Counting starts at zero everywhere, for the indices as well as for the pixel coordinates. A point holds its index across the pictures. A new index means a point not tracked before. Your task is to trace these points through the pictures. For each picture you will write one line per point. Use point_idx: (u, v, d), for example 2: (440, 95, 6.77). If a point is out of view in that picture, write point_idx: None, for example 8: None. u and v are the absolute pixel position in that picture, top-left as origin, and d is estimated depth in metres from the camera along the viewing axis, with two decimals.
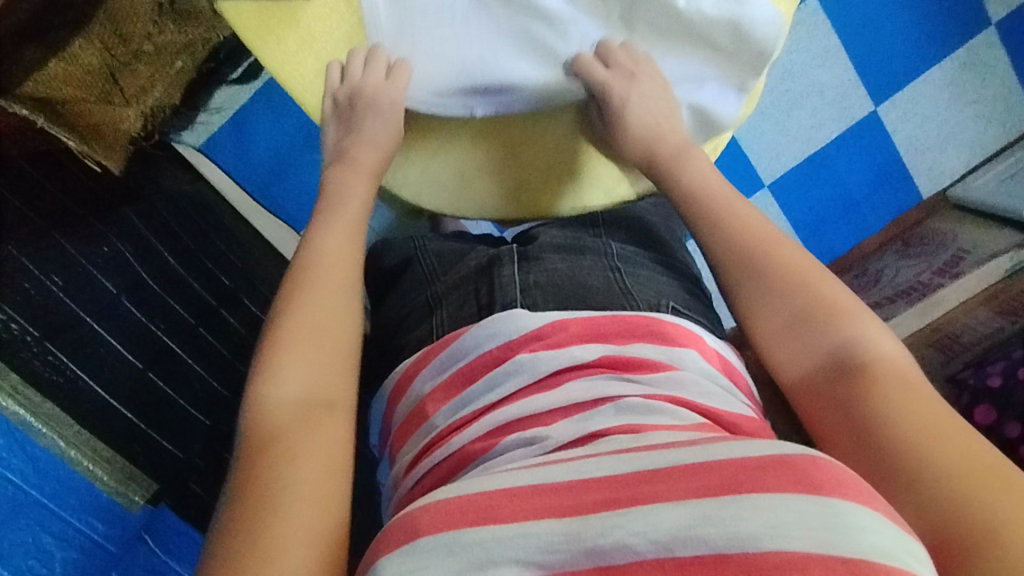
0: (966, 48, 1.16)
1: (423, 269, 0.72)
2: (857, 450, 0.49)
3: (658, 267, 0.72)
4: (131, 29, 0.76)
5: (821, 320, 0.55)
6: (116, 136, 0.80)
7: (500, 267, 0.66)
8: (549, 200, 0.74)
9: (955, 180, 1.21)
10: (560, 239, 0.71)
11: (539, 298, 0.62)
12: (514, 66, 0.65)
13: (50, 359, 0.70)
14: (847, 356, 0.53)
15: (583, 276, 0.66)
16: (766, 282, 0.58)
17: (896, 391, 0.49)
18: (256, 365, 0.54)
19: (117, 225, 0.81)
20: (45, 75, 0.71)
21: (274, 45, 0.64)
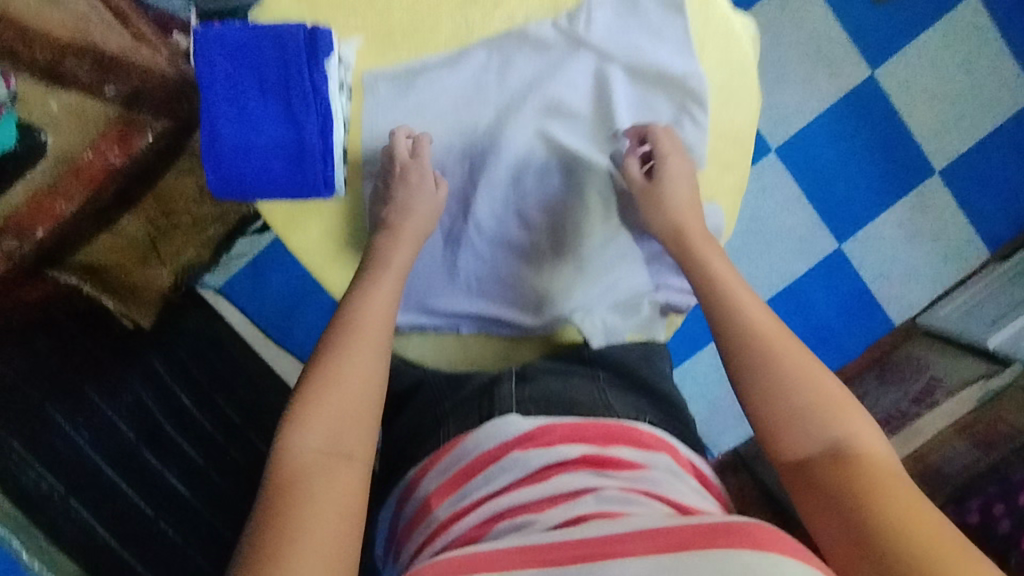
0: (915, 193, 1.27)
1: (432, 388, 0.70)
2: (830, 514, 0.53)
3: (658, 384, 0.69)
4: (174, 206, 0.86)
5: (808, 414, 0.57)
6: (148, 292, 0.91)
7: (499, 386, 0.66)
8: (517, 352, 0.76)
9: (923, 308, 1.31)
10: (554, 361, 0.70)
11: (533, 407, 0.63)
12: (492, 290, 0.74)
13: (79, 517, 0.69)
14: (839, 444, 0.56)
15: (572, 391, 0.65)
16: (782, 374, 0.58)
17: (875, 480, 0.53)
18: (286, 416, 0.57)
19: (139, 373, 0.87)
20: (96, 247, 0.81)
21: (300, 233, 0.73)
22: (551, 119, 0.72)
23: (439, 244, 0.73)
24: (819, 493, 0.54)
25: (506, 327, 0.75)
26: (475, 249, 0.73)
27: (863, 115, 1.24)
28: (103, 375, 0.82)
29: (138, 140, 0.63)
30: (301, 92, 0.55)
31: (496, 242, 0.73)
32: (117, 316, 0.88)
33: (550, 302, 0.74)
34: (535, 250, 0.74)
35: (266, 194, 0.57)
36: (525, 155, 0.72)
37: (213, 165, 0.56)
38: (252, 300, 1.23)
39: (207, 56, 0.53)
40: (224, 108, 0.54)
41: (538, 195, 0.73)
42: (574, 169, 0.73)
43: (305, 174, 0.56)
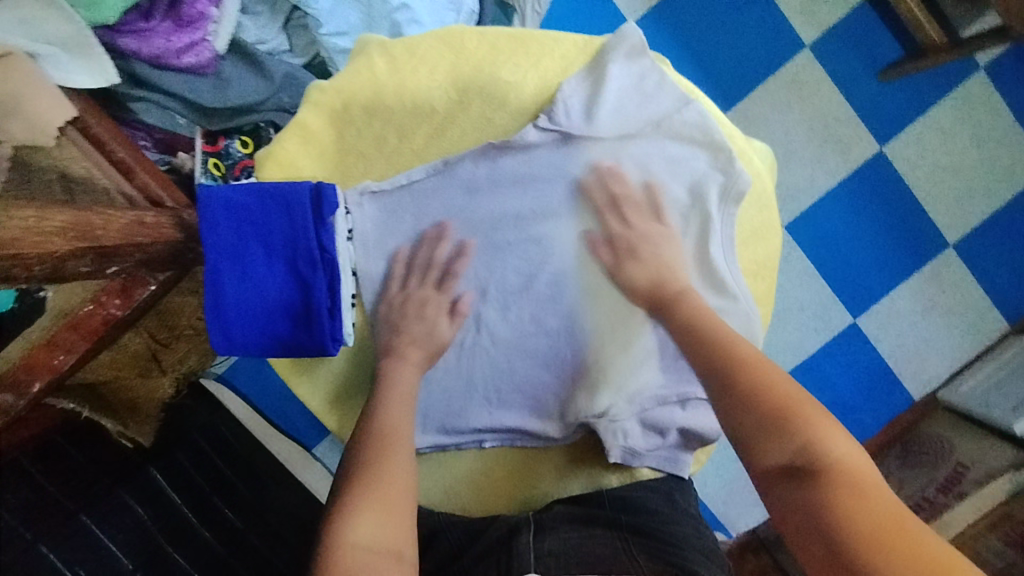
0: (931, 266, 1.25)
1: (452, 541, 0.63)
2: (814, 544, 0.45)
3: (686, 538, 0.61)
4: (176, 319, 0.83)
5: (780, 412, 0.51)
6: (148, 405, 0.87)
7: (517, 539, 0.59)
8: (527, 495, 0.68)
9: (943, 382, 1.28)
10: (572, 510, 0.64)
11: (554, 562, 0.54)
12: (509, 398, 0.67)
13: None
14: (802, 447, 0.49)
15: (594, 546, 0.58)
16: (737, 403, 0.53)
17: (843, 492, 0.45)
18: (329, 516, 0.51)
19: (136, 486, 0.85)
20: (96, 364, 0.78)
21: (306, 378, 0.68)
22: (567, 219, 0.66)
23: (453, 356, 0.67)
24: (793, 512, 0.47)
25: (522, 440, 0.68)
26: (489, 357, 0.67)
27: (875, 191, 1.22)
28: (98, 499, 0.81)
29: (140, 292, 0.58)
30: (307, 253, 0.57)
31: (511, 347, 0.67)
32: (117, 437, 0.84)
33: (571, 405, 0.66)
34: (552, 352, 0.67)
35: (267, 347, 0.58)
36: (543, 256, 0.66)
37: (216, 324, 0.56)
38: (257, 387, 1.21)
39: (214, 223, 0.54)
40: (231, 272, 0.55)
41: (554, 291, 0.67)
42: (598, 271, 0.66)
43: (310, 333, 0.58)
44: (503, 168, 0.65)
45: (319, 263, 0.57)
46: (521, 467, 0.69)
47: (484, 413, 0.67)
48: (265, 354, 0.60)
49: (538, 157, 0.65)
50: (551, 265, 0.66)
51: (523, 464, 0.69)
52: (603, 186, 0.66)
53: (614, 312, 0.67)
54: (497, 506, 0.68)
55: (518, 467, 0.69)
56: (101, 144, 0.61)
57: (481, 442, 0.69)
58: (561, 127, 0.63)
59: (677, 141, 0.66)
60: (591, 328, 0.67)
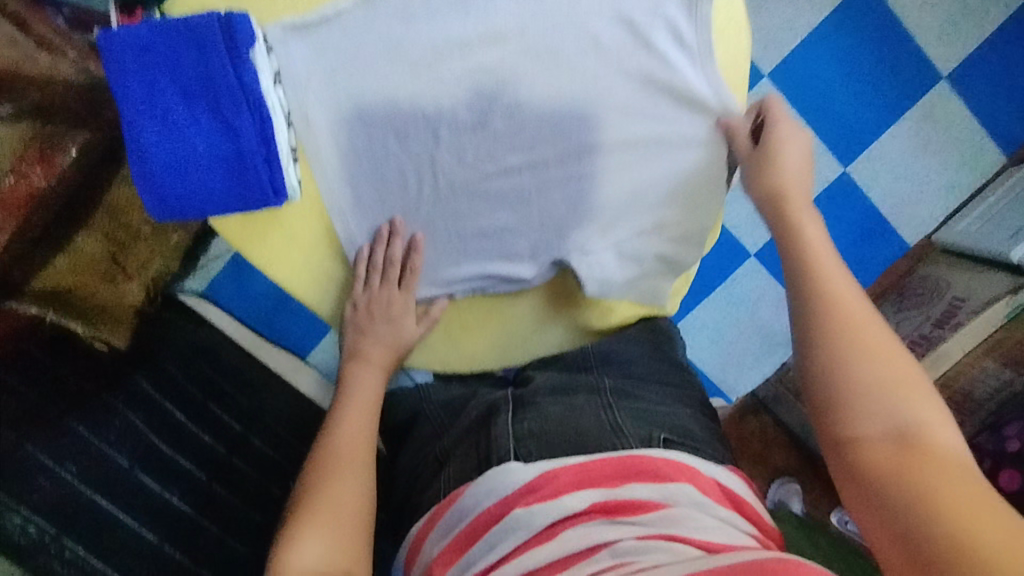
0: (924, 102, 1.19)
1: (432, 424, 0.68)
2: (876, 513, 0.48)
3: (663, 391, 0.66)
4: (129, 218, 0.82)
5: (889, 388, 0.52)
6: (120, 312, 0.86)
7: (495, 419, 0.61)
8: (505, 343, 0.72)
9: (940, 224, 1.24)
10: (554, 380, 0.66)
11: (533, 446, 0.56)
12: (476, 245, 0.66)
13: (70, 555, 0.65)
14: (905, 429, 0.51)
15: (575, 416, 0.60)
16: (844, 361, 0.54)
17: (929, 469, 0.48)
18: (278, 538, 0.55)
19: (125, 395, 0.82)
20: (54, 269, 0.75)
21: (257, 245, 0.62)
22: (517, 41, 0.58)
23: (412, 204, 0.64)
24: (872, 477, 0.50)
25: (496, 287, 0.68)
26: (449, 204, 0.64)
27: (860, 26, 1.15)
28: (84, 405, 0.77)
29: (61, 157, 0.69)
30: (226, 88, 0.52)
31: (471, 191, 0.63)
32: (88, 340, 0.82)
33: (539, 245, 0.65)
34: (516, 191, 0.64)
35: (207, 203, 0.55)
36: (490, 91, 0.60)
37: (146, 184, 0.53)
38: (238, 299, 1.14)
39: (119, 65, 0.50)
40: (148, 122, 0.51)
41: (510, 126, 0.61)
42: (551, 102, 0.61)
43: (251, 182, 0.54)
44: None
45: (246, 102, 0.53)
46: (500, 317, 0.71)
47: (452, 261, 0.66)
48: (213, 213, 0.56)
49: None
50: (505, 97, 0.60)
51: (502, 315, 0.71)
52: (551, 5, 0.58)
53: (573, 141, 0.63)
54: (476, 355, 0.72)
55: (498, 317, 0.71)
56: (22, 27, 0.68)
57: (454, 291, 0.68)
58: None
59: None
60: (552, 164, 0.63)
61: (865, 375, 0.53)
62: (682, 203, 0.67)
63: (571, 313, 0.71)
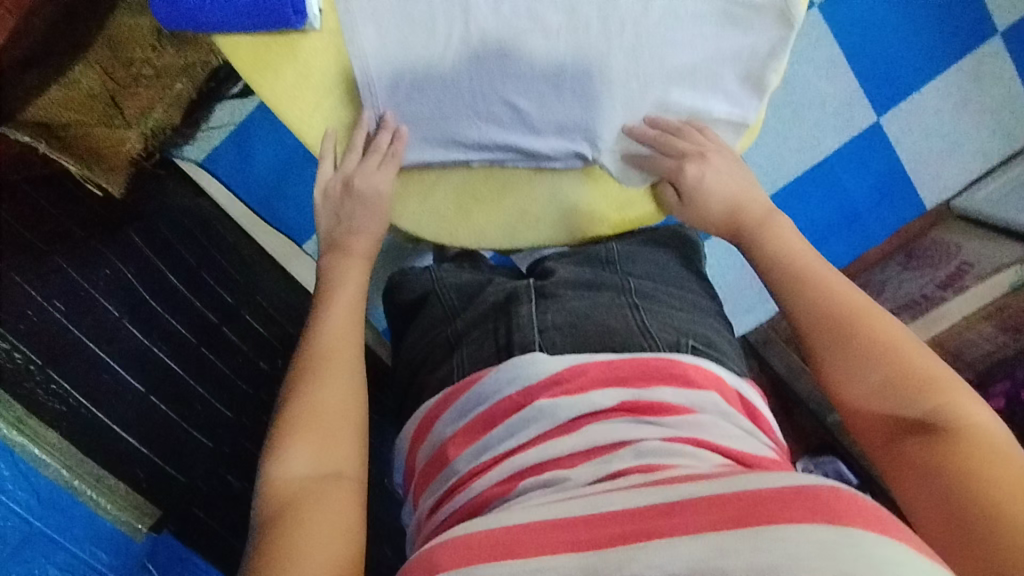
0: (971, 58, 1.14)
1: (443, 306, 0.63)
2: (924, 492, 0.46)
3: (694, 300, 0.64)
4: (130, 53, 0.76)
5: (911, 378, 0.50)
6: (117, 158, 0.80)
7: (518, 305, 0.58)
8: (523, 228, 0.69)
9: (962, 189, 1.21)
10: (577, 273, 0.62)
11: (558, 338, 0.54)
12: (501, 113, 0.62)
13: (52, 389, 0.67)
14: (935, 416, 0.48)
15: (601, 313, 0.57)
16: (858, 349, 0.53)
17: (971, 457, 0.45)
18: (267, 448, 0.53)
19: (119, 249, 0.80)
20: (45, 100, 0.73)
21: (274, 77, 0.61)
22: None
23: (443, 56, 0.60)
24: (907, 467, 0.48)
25: (512, 161, 0.65)
26: (481, 64, 0.61)
27: None
28: (73, 245, 0.76)
29: None
30: None
31: (506, 51, 0.60)
32: (82, 181, 0.78)
33: (567, 119, 0.63)
34: (552, 55, 0.61)
35: (220, 21, 0.56)
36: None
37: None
38: None
39: None
40: None
41: None
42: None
43: (269, 6, 0.55)
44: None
45: None
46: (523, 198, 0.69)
47: (471, 122, 0.62)
48: (226, 30, 0.58)
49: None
50: None
51: (524, 196, 0.68)
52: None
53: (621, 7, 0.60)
54: (491, 235, 0.69)
55: (520, 196, 0.69)
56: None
57: (470, 164, 0.66)
58: None
59: None
60: (595, 26, 0.61)
61: (867, 351, 0.52)
62: (731, 93, 0.66)
63: (593, 203, 0.70)
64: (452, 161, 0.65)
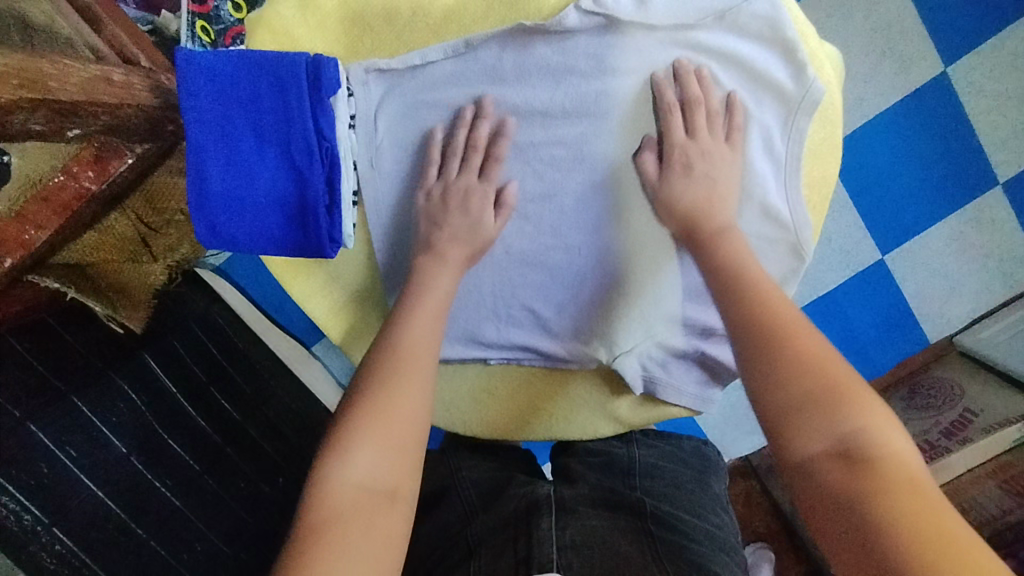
0: (974, 204, 1.17)
1: (462, 502, 0.66)
2: (841, 529, 0.43)
3: (710, 537, 0.62)
4: (165, 204, 0.79)
5: (827, 396, 0.47)
6: (139, 292, 0.84)
7: (538, 518, 0.58)
8: (526, 419, 0.69)
9: (964, 327, 1.23)
10: (595, 491, 0.63)
11: (576, 559, 0.53)
12: (518, 316, 0.66)
13: (56, 550, 0.65)
14: (848, 440, 0.45)
15: (620, 541, 0.56)
16: (782, 377, 0.49)
17: (898, 493, 0.42)
18: (326, 441, 0.50)
19: (131, 373, 0.81)
20: (79, 245, 0.73)
21: (302, 280, 0.66)
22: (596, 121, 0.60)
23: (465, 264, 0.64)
24: (821, 497, 0.45)
25: (523, 359, 0.67)
26: (502, 272, 0.64)
27: (928, 118, 1.13)
28: (88, 384, 0.76)
29: (117, 166, 0.55)
30: (302, 136, 0.53)
31: (526, 261, 0.64)
32: (104, 321, 0.80)
33: (579, 325, 0.65)
34: (568, 265, 0.64)
35: (257, 246, 0.57)
36: (575, 159, 0.61)
37: (200, 212, 0.54)
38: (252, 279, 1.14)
39: (193, 96, 0.51)
40: (214, 159, 0.52)
41: (576, 206, 0.62)
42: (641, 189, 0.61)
43: (308, 233, 0.55)
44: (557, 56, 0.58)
45: (316, 153, 0.53)
46: (530, 390, 0.69)
47: (489, 322, 0.66)
48: (257, 250, 0.57)
49: (577, 46, 0.58)
50: (582, 174, 0.61)
51: (532, 388, 0.69)
52: (652, 102, 0.60)
53: (644, 225, 0.62)
54: (493, 423, 0.70)
55: (527, 388, 0.69)
56: (96, 24, 0.59)
57: (486, 359, 0.68)
58: (607, 10, 0.56)
59: (744, 40, 0.59)
60: (612, 243, 0.63)
61: (792, 366, 0.49)
62: None
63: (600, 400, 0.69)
64: (468, 356, 0.67)
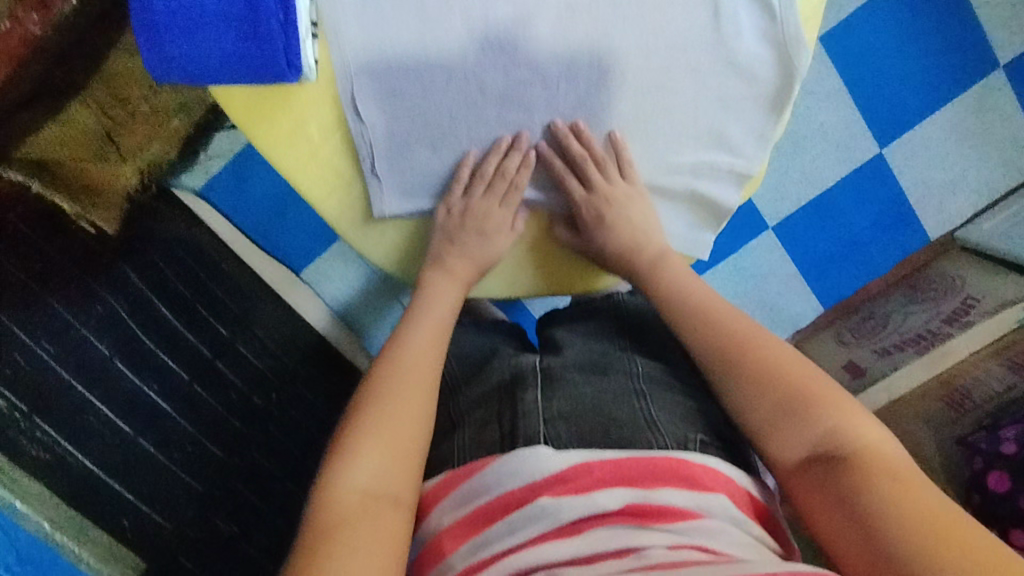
0: (975, 90, 1.13)
1: (446, 377, 0.69)
2: (853, 539, 0.48)
3: (701, 389, 0.64)
4: (127, 92, 0.79)
5: (796, 404, 0.54)
6: (113, 195, 0.82)
7: (522, 390, 0.59)
8: (480, 273, 0.73)
9: (964, 222, 1.19)
10: (582, 357, 0.64)
11: (564, 430, 0.54)
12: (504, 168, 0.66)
13: (37, 437, 0.63)
14: (824, 440, 0.52)
15: (606, 403, 0.57)
16: (738, 384, 0.58)
17: (884, 480, 0.48)
18: (332, 452, 0.53)
19: (109, 281, 0.78)
20: (42, 137, 0.73)
21: (266, 129, 0.61)
22: None
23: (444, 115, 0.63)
24: (812, 498, 0.52)
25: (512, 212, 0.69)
26: (483, 119, 0.63)
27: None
28: (61, 287, 0.72)
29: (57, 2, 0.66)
30: None
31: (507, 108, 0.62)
32: (77, 219, 0.78)
33: (564, 176, 0.67)
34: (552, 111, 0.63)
35: (217, 77, 0.55)
36: None
37: (146, 35, 0.53)
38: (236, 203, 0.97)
39: None
40: None
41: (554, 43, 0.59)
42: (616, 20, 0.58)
43: (264, 51, 0.53)
44: (533, 46, 0.59)
45: None
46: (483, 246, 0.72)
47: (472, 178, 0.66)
48: (216, 79, 0.56)
49: None
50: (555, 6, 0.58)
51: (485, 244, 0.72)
52: None
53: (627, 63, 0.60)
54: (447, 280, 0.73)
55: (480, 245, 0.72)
56: None
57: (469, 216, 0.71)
58: None
59: None
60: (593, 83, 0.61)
61: (746, 361, 0.58)
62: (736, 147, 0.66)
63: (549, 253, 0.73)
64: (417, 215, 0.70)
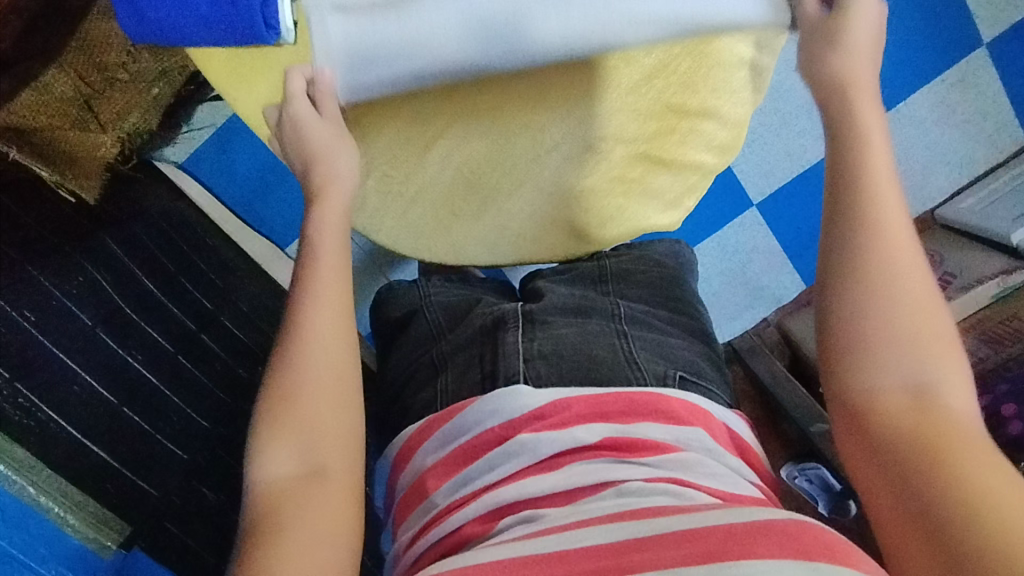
0: (955, 69, 1.14)
1: (427, 325, 0.66)
2: (897, 496, 0.40)
3: (683, 332, 0.64)
4: (105, 59, 0.76)
5: (903, 325, 0.45)
6: (90, 163, 0.81)
7: (504, 332, 0.59)
8: (469, 223, 0.71)
9: (944, 200, 1.20)
10: (567, 299, 0.64)
11: (543, 369, 0.55)
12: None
13: (20, 402, 0.68)
14: (923, 382, 0.43)
15: (589, 343, 0.58)
16: (863, 291, 0.46)
17: (964, 445, 0.40)
18: (251, 438, 0.49)
19: (94, 254, 0.79)
20: (18, 105, 0.72)
21: None
22: None
23: None
24: (877, 433, 0.43)
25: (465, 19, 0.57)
26: None
27: None
28: (49, 259, 0.76)
29: None
30: None
31: None
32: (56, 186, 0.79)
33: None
34: None
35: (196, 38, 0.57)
36: None
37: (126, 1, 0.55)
38: (218, 176, 0.94)
39: None
40: None
41: None
42: None
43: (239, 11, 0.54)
44: None
45: None
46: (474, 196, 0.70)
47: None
48: (197, 38, 0.57)
49: None
50: None
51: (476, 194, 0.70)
52: None
53: None
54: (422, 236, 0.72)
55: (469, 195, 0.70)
56: None
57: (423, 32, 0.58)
58: None
59: None
60: None
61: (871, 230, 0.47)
62: None
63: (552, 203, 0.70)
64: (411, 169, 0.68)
